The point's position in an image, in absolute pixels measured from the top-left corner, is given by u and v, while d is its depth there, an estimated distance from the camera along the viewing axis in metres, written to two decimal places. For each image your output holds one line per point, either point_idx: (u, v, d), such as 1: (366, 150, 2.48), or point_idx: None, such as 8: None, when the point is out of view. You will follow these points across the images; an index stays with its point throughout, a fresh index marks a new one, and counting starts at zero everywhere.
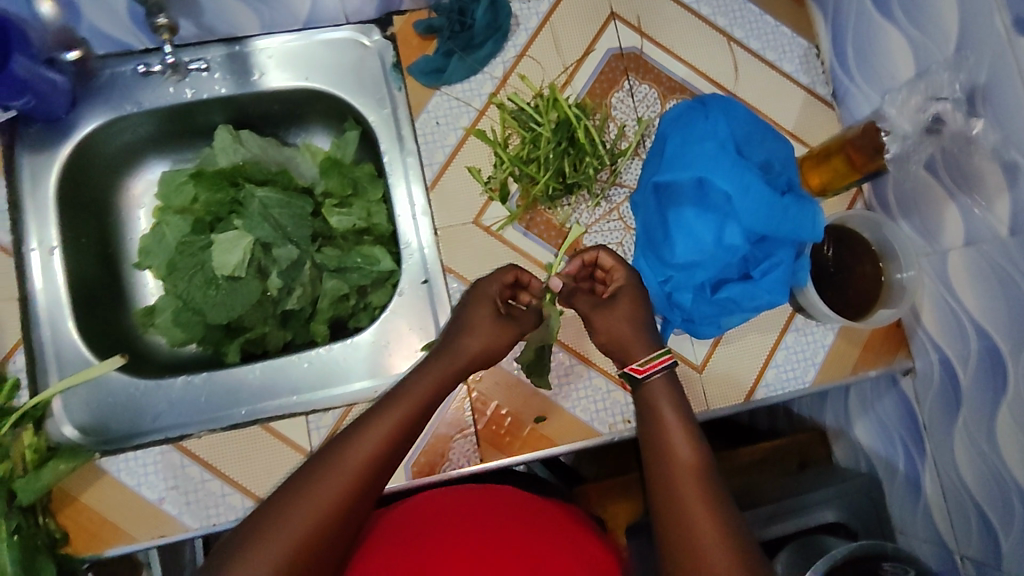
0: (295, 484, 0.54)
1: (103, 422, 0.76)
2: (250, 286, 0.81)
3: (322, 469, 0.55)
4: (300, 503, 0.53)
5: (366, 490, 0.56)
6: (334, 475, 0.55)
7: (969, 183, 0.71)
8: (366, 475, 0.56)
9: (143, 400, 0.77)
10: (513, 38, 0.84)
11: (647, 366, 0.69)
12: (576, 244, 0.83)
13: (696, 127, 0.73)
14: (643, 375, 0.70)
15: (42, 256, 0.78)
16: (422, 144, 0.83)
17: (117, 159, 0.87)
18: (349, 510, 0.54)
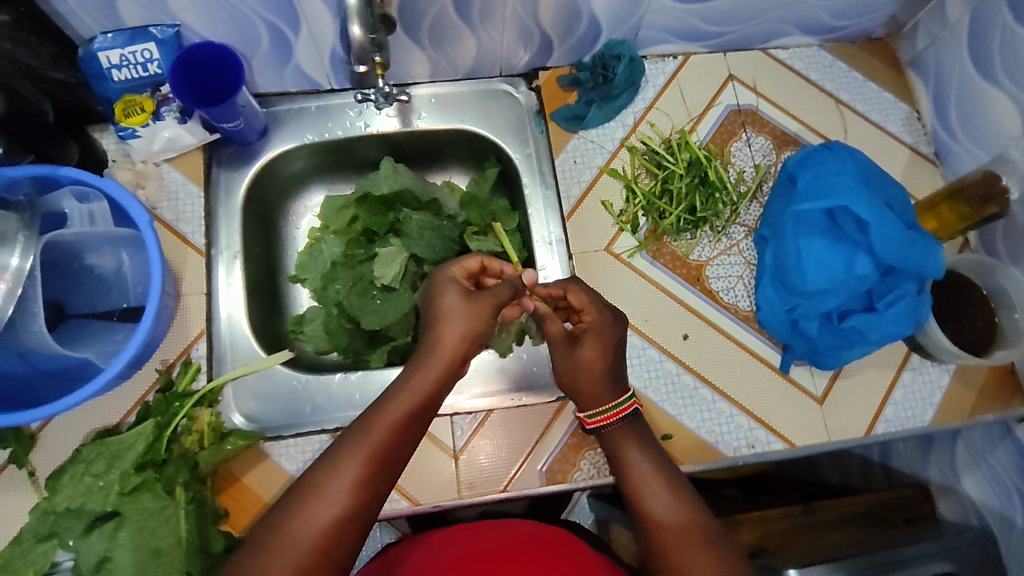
0: (315, 483, 0.62)
1: (269, 411, 0.83)
2: (403, 298, 0.90)
3: (334, 465, 0.63)
4: (318, 499, 0.61)
5: (375, 483, 0.63)
6: (342, 475, 0.62)
7: None
8: (375, 468, 0.64)
9: (304, 390, 0.84)
10: (643, 93, 0.96)
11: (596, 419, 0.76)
12: (699, 275, 0.89)
13: (829, 164, 0.81)
14: (591, 426, 0.77)
15: (226, 260, 0.86)
16: (561, 179, 0.93)
17: (287, 185, 0.98)
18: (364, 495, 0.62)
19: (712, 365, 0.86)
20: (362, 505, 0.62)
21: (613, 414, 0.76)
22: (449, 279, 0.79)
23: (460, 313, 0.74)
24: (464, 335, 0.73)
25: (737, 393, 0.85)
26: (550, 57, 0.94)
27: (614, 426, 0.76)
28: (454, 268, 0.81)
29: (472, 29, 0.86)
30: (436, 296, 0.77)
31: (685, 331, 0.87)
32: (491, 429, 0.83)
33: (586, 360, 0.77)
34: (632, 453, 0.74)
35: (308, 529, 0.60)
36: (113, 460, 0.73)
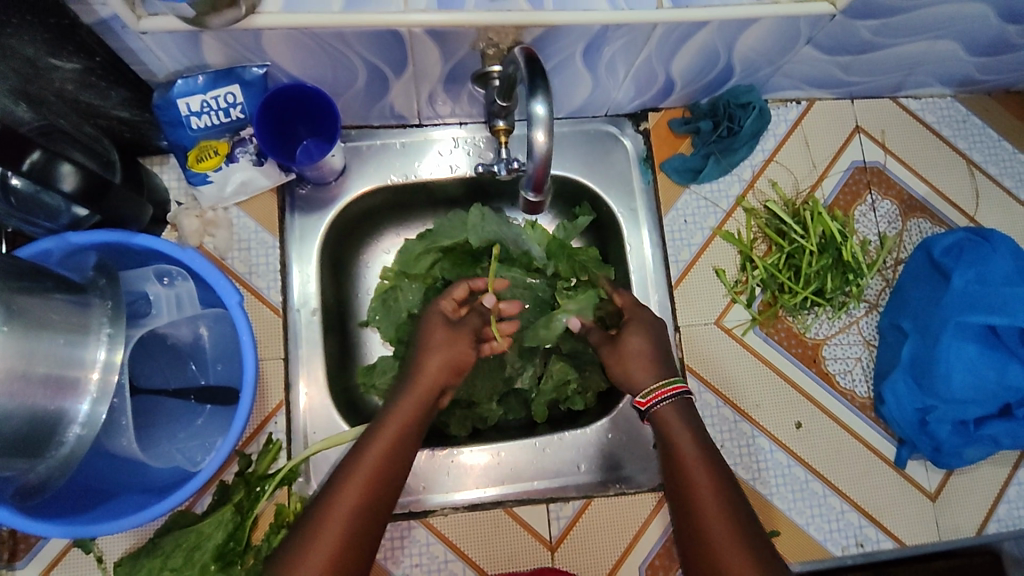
0: (294, 546, 0.56)
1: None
2: (491, 364, 0.82)
3: (317, 520, 0.58)
4: (299, 565, 0.55)
5: (356, 543, 0.57)
6: (325, 529, 0.57)
7: None
8: (377, 487, 0.60)
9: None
10: (762, 143, 0.87)
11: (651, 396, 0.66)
12: (816, 355, 0.82)
13: (991, 266, 0.74)
14: (645, 409, 0.67)
15: (305, 318, 0.78)
16: (669, 241, 0.84)
17: (360, 224, 0.88)
18: (345, 559, 0.56)
19: (824, 456, 0.80)
20: (366, 527, 0.58)
21: (668, 390, 0.66)
22: (438, 312, 0.74)
23: (437, 344, 0.70)
24: (445, 363, 0.69)
25: (847, 485, 0.79)
26: (665, 99, 0.84)
27: (665, 407, 0.65)
28: (444, 301, 0.75)
29: (592, 72, 0.75)
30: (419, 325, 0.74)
31: (798, 420, 0.80)
32: (589, 520, 0.76)
33: (637, 346, 0.70)
34: (685, 443, 0.62)
35: None
36: (191, 551, 0.66)
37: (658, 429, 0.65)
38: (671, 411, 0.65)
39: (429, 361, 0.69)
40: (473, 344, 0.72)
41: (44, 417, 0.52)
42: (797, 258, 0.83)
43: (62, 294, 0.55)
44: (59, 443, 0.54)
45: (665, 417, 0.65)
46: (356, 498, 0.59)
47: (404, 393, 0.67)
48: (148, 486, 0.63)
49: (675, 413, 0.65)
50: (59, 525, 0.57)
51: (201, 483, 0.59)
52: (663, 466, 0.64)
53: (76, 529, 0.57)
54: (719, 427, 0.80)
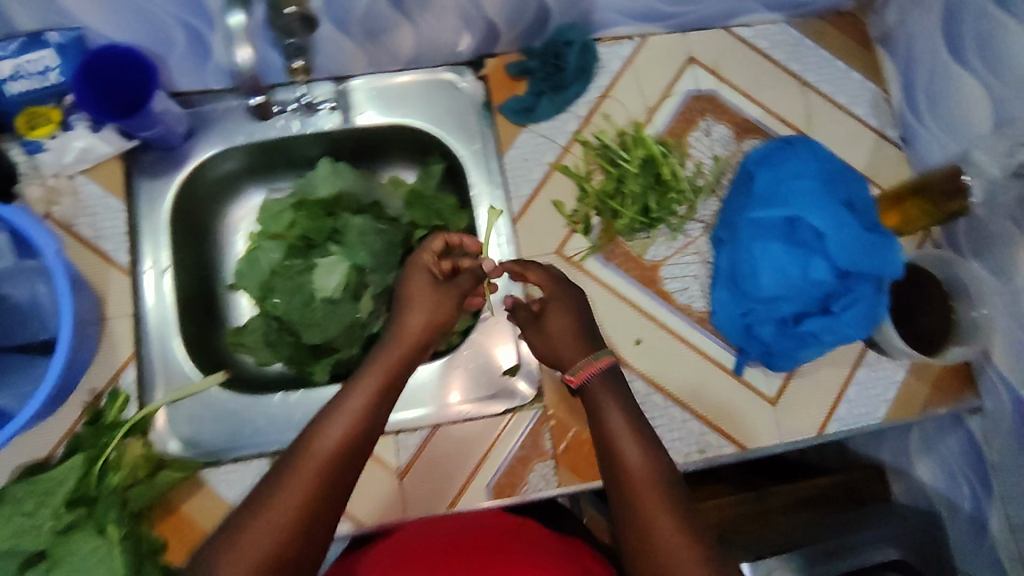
0: (278, 472, 0.57)
1: (210, 430, 0.79)
2: (344, 309, 0.84)
3: (302, 447, 0.59)
4: (284, 484, 0.56)
5: (340, 469, 0.58)
6: (318, 449, 0.58)
7: (988, 245, 0.80)
8: (354, 458, 0.59)
9: (241, 408, 0.81)
10: (597, 80, 0.90)
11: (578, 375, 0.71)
12: (654, 276, 0.85)
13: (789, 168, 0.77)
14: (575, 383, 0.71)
15: (155, 276, 0.82)
16: (510, 178, 0.88)
17: (222, 187, 0.93)
18: (331, 486, 0.57)
19: (661, 369, 0.83)
20: (333, 491, 0.57)
21: (596, 364, 0.70)
22: (418, 268, 0.77)
23: (424, 298, 0.75)
24: (428, 321, 0.74)
25: (686, 394, 0.83)
26: (495, 43, 0.88)
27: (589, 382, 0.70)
28: (424, 253, 0.78)
29: (405, 18, 0.79)
30: (405, 279, 0.78)
31: (638, 336, 0.84)
32: (437, 445, 0.80)
33: (557, 325, 0.75)
34: (633, 456, 0.62)
35: (279, 510, 0.54)
36: (43, 497, 0.68)
37: (602, 437, 0.65)
38: (595, 382, 0.70)
39: (414, 319, 0.74)
40: (457, 304, 0.77)
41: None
42: (623, 183, 0.85)
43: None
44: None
45: (590, 392, 0.69)
46: (347, 425, 0.61)
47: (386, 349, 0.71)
48: None
49: (600, 388, 0.69)
50: None
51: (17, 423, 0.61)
52: (603, 461, 0.65)
53: None
54: None
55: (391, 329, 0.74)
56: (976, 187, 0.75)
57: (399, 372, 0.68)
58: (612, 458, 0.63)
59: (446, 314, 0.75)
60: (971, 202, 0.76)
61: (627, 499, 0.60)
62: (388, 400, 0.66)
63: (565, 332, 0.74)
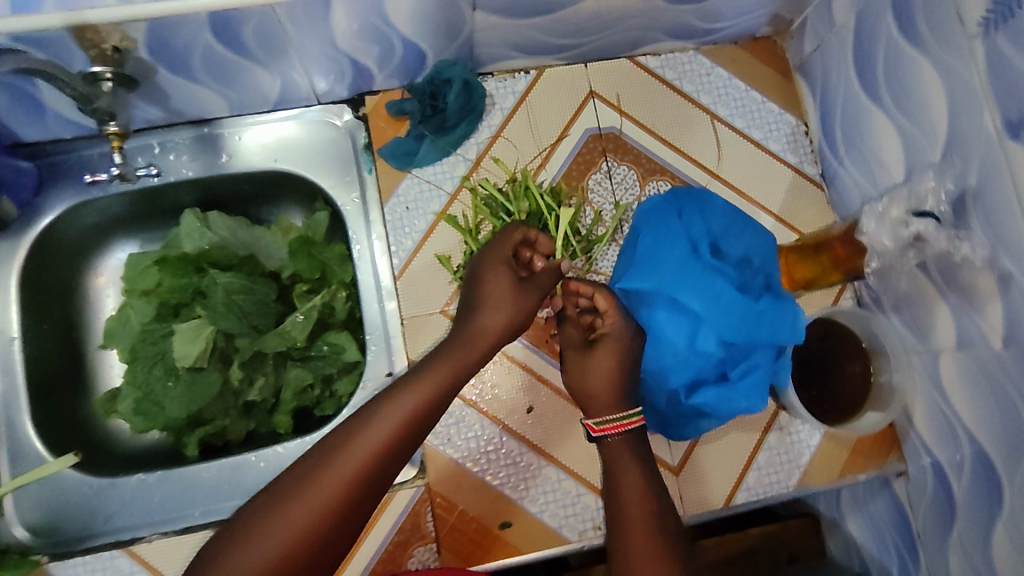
0: (305, 467, 0.54)
1: (63, 518, 0.73)
2: (211, 378, 0.78)
3: (336, 445, 0.55)
4: (311, 486, 0.53)
5: (380, 474, 0.55)
6: (355, 449, 0.54)
7: (903, 299, 0.72)
8: (400, 453, 0.57)
9: (98, 490, 0.74)
10: (488, 119, 0.83)
11: (601, 428, 0.64)
12: (548, 334, 0.79)
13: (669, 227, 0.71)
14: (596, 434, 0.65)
15: (3, 346, 0.76)
16: (391, 229, 0.81)
17: (86, 243, 0.85)
18: (361, 490, 0.54)
19: (556, 439, 0.77)
20: (359, 505, 0.54)
21: (624, 424, 0.64)
22: (500, 259, 0.69)
23: (502, 298, 0.67)
24: (507, 324, 0.66)
25: (581, 466, 0.76)
26: (374, 81, 0.81)
27: (615, 439, 0.64)
28: (503, 246, 0.70)
29: (259, 64, 0.72)
30: (480, 276, 0.69)
31: (528, 404, 0.77)
32: None
33: (599, 373, 0.67)
34: (626, 479, 0.61)
35: (297, 518, 0.51)
36: None
37: (607, 463, 0.63)
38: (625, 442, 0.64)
39: (490, 321, 0.66)
40: (541, 304, 0.69)
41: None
42: None
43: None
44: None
45: (614, 448, 0.64)
46: (393, 422, 0.56)
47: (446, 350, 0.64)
48: None
49: (623, 448, 0.63)
50: None
51: None
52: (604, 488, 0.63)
53: None
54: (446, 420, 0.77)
55: (462, 325, 0.67)
56: (870, 258, 0.69)
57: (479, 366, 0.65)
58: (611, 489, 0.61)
59: (524, 317, 0.67)
60: (870, 267, 0.71)
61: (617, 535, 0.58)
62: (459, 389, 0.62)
63: (607, 388, 0.66)
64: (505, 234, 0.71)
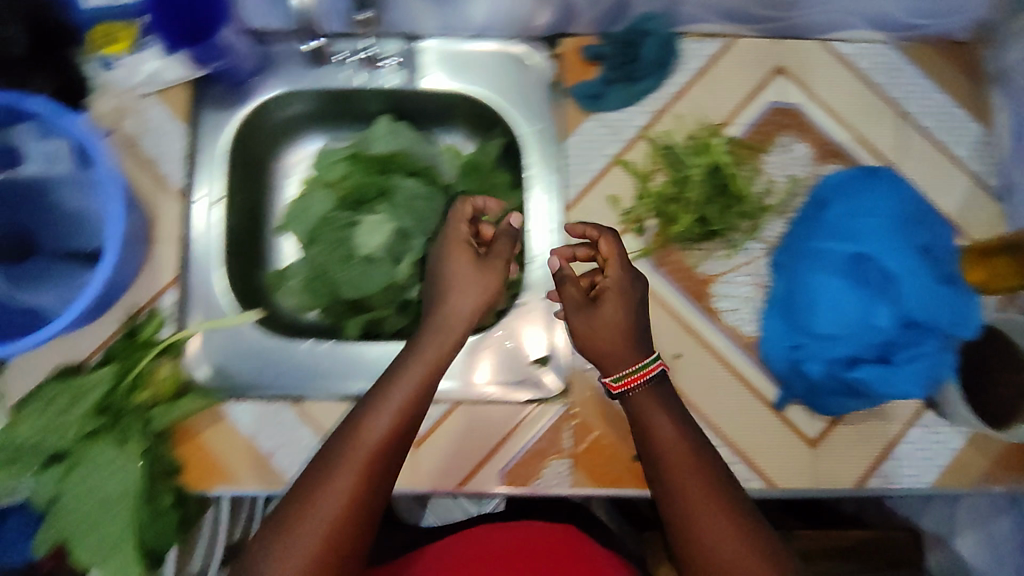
0: (316, 470, 0.61)
1: (239, 364, 0.81)
2: (383, 269, 0.85)
3: (341, 448, 0.61)
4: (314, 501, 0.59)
5: (386, 457, 0.62)
6: (344, 454, 0.61)
7: None
8: (375, 471, 0.61)
9: (274, 346, 0.83)
10: (673, 77, 0.85)
11: (625, 382, 0.67)
12: (705, 290, 0.82)
13: (865, 201, 0.73)
14: (635, 385, 0.67)
15: (206, 208, 0.83)
16: (568, 165, 0.84)
17: (281, 131, 0.93)
18: (369, 494, 0.60)
19: (699, 388, 0.80)
20: (369, 501, 0.60)
21: (641, 376, 0.67)
22: (507, 252, 0.71)
23: (467, 279, 0.69)
24: (475, 306, 0.69)
25: (720, 419, 0.79)
26: (574, 23, 0.85)
27: (640, 391, 0.67)
28: (461, 225, 0.73)
29: None
30: (481, 266, 0.71)
31: (678, 351, 0.80)
32: (454, 421, 0.79)
33: (607, 318, 0.69)
34: (664, 427, 0.65)
35: (331, 500, 0.59)
36: (75, 398, 0.71)
37: (637, 425, 0.67)
38: (647, 395, 0.67)
39: (461, 304, 0.68)
40: (502, 280, 0.71)
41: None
42: (681, 188, 0.81)
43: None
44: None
45: (639, 402, 0.67)
46: (356, 475, 0.60)
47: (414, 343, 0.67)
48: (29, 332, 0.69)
49: (648, 397, 0.67)
50: None
51: (48, 335, 0.64)
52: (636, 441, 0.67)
53: None
54: None
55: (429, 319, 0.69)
56: None
57: (433, 378, 0.66)
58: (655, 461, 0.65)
59: (496, 288, 0.70)
60: None
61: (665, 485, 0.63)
62: (410, 425, 0.64)
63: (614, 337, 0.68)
64: (458, 207, 0.75)
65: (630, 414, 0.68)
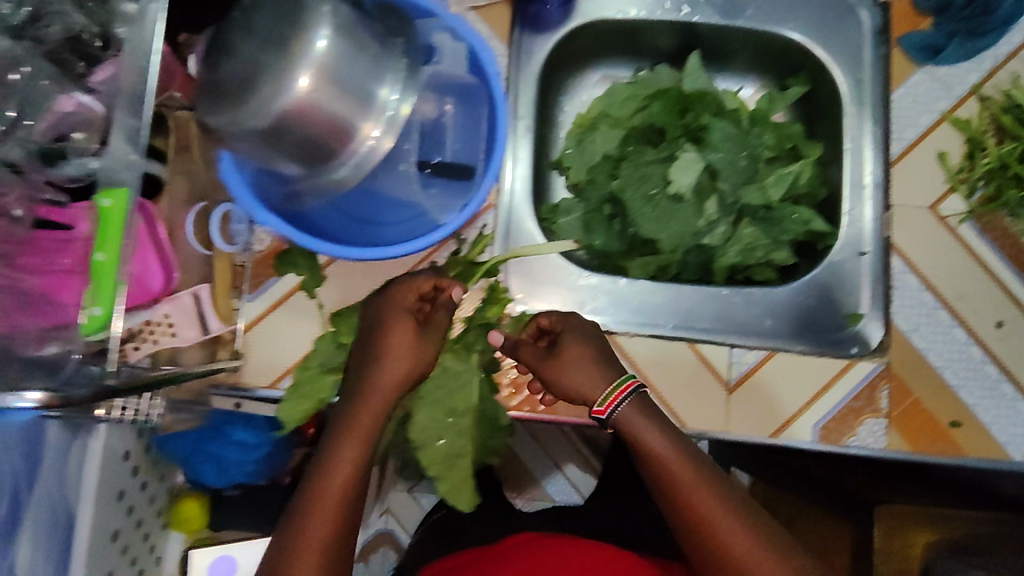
0: (296, 507, 0.56)
1: (554, 293, 0.81)
2: (688, 212, 0.82)
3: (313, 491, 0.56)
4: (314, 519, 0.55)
5: (345, 497, 0.56)
6: (327, 492, 0.56)
7: None
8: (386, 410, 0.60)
9: (592, 285, 0.82)
10: (1010, 36, 0.81)
11: (609, 406, 0.61)
12: None
13: None
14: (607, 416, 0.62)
15: (518, 130, 0.83)
16: (895, 117, 0.81)
17: (572, 60, 0.91)
18: (342, 529, 0.56)
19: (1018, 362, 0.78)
20: (343, 547, 0.56)
21: (623, 391, 0.62)
22: (405, 315, 0.62)
23: (580, 359, 0.65)
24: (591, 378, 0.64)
25: None
26: None
27: (624, 411, 0.61)
28: (407, 291, 0.63)
29: None
30: (384, 326, 0.61)
31: (999, 319, 0.78)
32: (769, 371, 0.78)
33: (572, 367, 0.65)
34: (658, 444, 0.59)
35: (304, 534, 0.55)
36: None
37: (628, 440, 0.61)
38: (630, 413, 0.61)
39: (391, 371, 0.59)
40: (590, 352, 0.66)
41: (338, 136, 0.57)
42: None
43: (373, 41, 0.57)
44: (334, 162, 0.59)
45: (625, 417, 0.61)
46: (349, 469, 0.57)
47: (350, 385, 0.60)
48: (375, 240, 0.69)
49: (658, 436, 0.59)
50: (286, 229, 0.64)
51: (426, 245, 0.66)
52: (638, 466, 0.61)
53: (309, 241, 0.65)
54: (920, 311, 0.78)
55: (371, 345, 0.61)
56: None
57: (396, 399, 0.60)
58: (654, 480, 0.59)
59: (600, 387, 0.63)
60: None
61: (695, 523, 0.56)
62: (411, 382, 0.61)
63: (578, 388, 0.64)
64: (411, 277, 0.64)
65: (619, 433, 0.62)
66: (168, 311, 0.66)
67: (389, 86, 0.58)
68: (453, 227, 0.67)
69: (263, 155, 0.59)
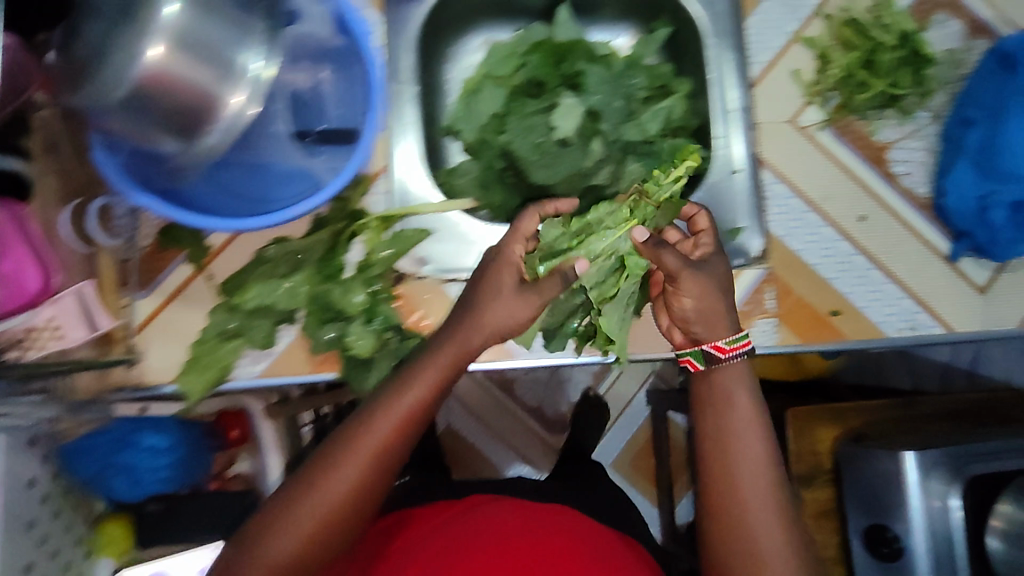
0: (337, 449, 0.63)
1: None
2: (575, 156, 0.79)
3: (357, 433, 0.63)
4: (334, 471, 0.61)
5: (390, 453, 0.63)
6: (365, 442, 0.62)
7: None
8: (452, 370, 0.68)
9: None
10: None
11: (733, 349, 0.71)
12: (881, 156, 0.88)
13: None
14: (726, 355, 0.71)
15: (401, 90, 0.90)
16: (751, 43, 0.90)
17: (452, 25, 0.96)
18: (370, 482, 0.63)
19: (880, 250, 0.86)
20: (368, 491, 0.63)
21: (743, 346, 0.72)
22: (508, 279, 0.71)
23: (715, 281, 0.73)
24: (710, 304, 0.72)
25: (900, 271, 0.86)
26: None
27: (734, 363, 0.72)
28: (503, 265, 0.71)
29: None
30: (485, 291, 0.71)
31: (861, 213, 0.87)
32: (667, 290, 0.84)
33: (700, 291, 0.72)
34: (740, 397, 0.70)
35: (333, 485, 0.61)
36: (301, 266, 0.72)
37: (716, 389, 0.71)
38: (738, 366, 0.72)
39: (475, 336, 0.69)
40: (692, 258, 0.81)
41: (202, 107, 0.56)
42: (878, 53, 0.87)
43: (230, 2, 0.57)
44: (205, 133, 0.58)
45: (730, 370, 0.72)
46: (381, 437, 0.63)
47: (431, 356, 0.67)
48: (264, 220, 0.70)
49: (740, 371, 0.72)
50: (174, 209, 0.64)
51: (305, 208, 0.68)
52: (709, 405, 0.71)
53: (190, 217, 0.65)
54: (793, 215, 0.87)
55: (464, 316, 0.70)
56: None
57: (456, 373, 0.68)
58: (717, 408, 0.70)
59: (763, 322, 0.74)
60: None
61: (721, 446, 0.68)
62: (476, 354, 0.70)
63: (689, 320, 0.74)
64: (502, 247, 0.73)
65: (711, 376, 0.72)
66: (51, 312, 0.65)
67: (255, 51, 0.58)
68: (332, 188, 0.69)
69: (135, 130, 0.57)
